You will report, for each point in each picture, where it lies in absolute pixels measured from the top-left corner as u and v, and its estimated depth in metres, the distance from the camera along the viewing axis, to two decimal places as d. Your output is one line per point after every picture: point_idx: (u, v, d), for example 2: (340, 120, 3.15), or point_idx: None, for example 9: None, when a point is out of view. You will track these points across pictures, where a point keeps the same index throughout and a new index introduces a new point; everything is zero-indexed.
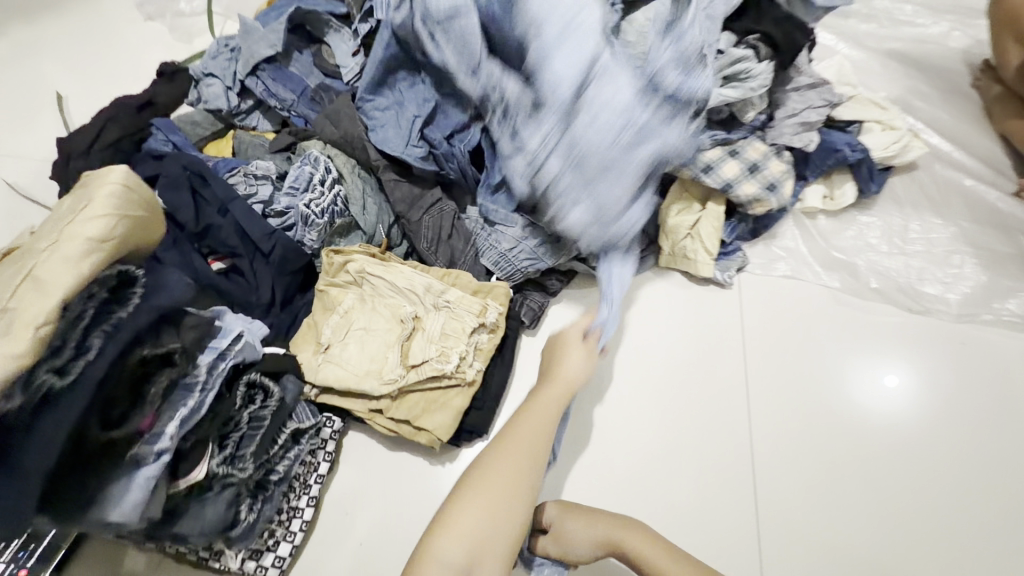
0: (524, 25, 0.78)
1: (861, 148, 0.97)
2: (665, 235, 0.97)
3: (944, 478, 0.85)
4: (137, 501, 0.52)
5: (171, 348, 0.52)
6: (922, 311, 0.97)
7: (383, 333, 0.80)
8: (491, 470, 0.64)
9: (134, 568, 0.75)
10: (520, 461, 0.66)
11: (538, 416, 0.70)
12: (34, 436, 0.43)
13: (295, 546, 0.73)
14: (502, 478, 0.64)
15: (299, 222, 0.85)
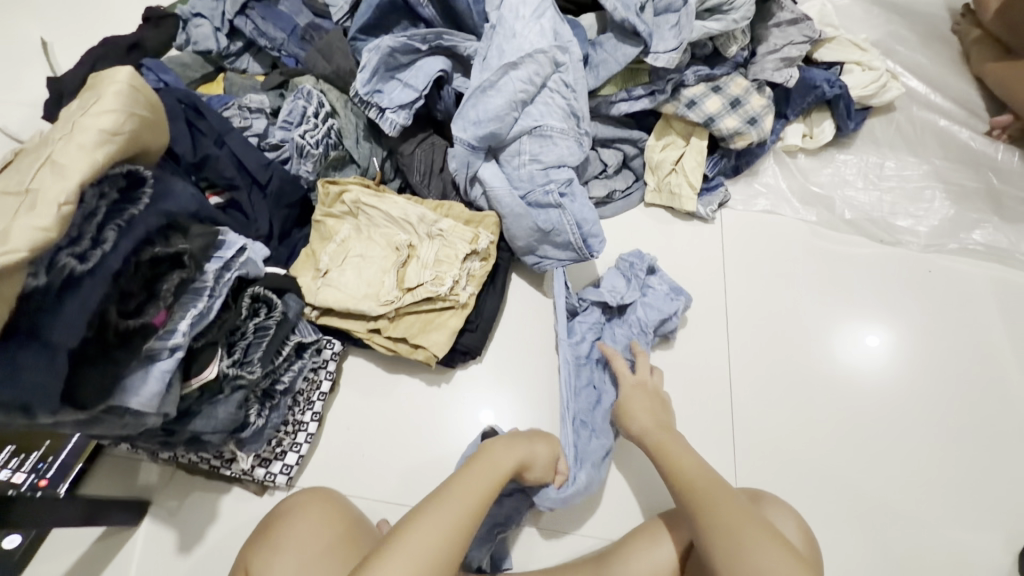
0: (495, 19, 0.87)
1: (839, 84, 1.00)
2: (651, 171, 1.02)
3: (910, 398, 0.90)
4: (154, 393, 0.55)
5: (178, 249, 0.55)
6: (892, 242, 1.02)
7: (379, 260, 0.84)
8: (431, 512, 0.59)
9: (150, 480, 0.79)
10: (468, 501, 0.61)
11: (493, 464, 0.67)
12: (60, 315, 0.46)
13: (301, 455, 0.78)
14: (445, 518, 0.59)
15: (294, 154, 0.87)
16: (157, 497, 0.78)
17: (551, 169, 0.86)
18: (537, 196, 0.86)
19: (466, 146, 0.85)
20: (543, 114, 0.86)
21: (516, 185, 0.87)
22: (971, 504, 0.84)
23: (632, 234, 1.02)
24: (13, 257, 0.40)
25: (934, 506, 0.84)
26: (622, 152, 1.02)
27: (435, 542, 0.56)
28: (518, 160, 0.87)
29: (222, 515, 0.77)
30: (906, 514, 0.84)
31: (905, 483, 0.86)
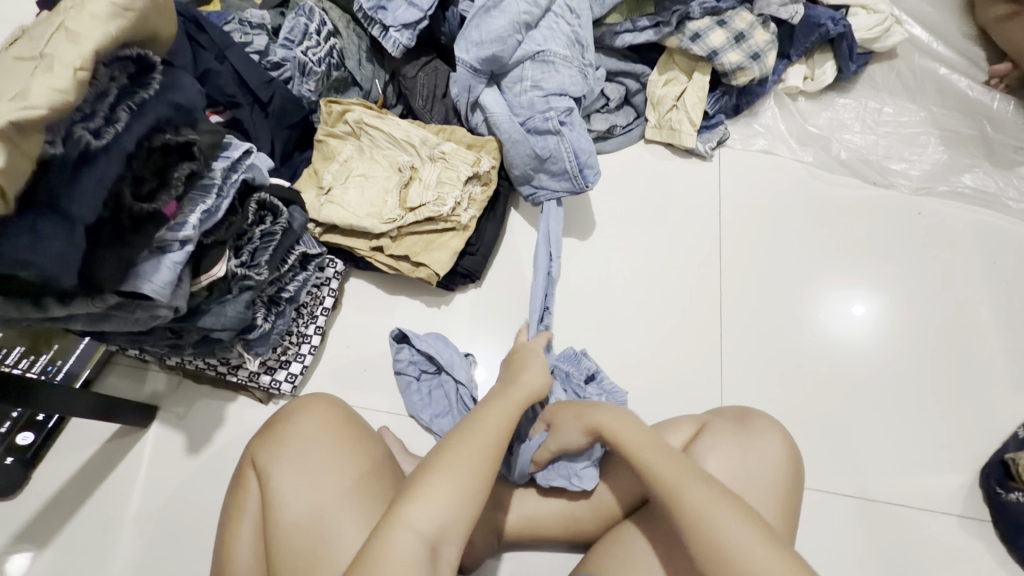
0: None
1: (844, 23, 0.99)
2: (652, 106, 1.03)
3: (893, 332, 0.94)
4: (166, 282, 0.57)
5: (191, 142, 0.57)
6: (884, 183, 1.04)
7: (381, 180, 0.85)
8: (450, 465, 0.51)
9: (157, 388, 0.82)
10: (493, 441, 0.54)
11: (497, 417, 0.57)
12: (77, 187, 0.47)
13: (305, 366, 0.82)
14: (490, 442, 0.54)
15: (296, 73, 0.86)
16: (164, 404, 0.81)
17: (551, 97, 0.86)
18: (536, 122, 0.86)
19: (469, 69, 0.85)
20: (546, 39, 0.86)
21: (516, 111, 0.87)
22: (948, 432, 0.87)
23: (630, 170, 1.04)
24: (34, 113, 0.42)
25: (910, 427, 0.87)
26: (625, 87, 1.03)
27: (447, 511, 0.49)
28: (520, 87, 0.87)
29: (228, 421, 0.80)
30: (884, 434, 0.87)
31: (886, 403, 0.89)
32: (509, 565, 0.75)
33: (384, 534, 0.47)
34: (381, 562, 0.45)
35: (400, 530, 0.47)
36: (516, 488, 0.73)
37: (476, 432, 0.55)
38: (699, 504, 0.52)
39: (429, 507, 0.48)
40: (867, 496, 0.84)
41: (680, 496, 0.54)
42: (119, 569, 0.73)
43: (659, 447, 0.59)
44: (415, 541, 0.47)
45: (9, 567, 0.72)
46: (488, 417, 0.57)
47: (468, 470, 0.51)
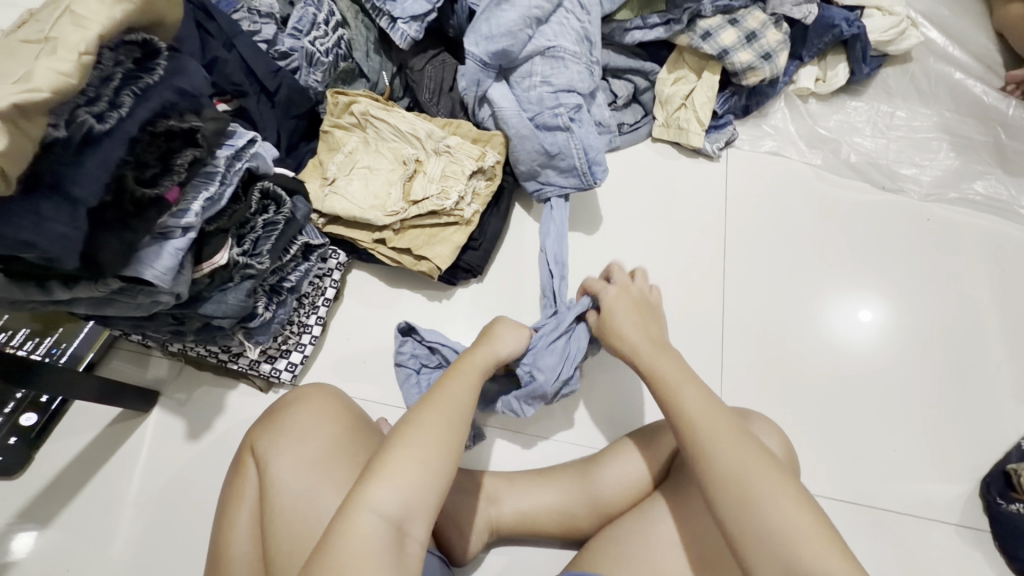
0: None
1: (858, 24, 0.97)
2: (660, 105, 1.02)
3: (898, 340, 0.93)
4: (168, 269, 0.57)
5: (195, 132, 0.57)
6: (894, 188, 1.03)
7: (386, 173, 0.85)
8: (411, 437, 0.51)
9: (159, 373, 0.83)
10: (455, 413, 0.55)
11: (456, 387, 0.58)
12: (81, 170, 0.48)
13: (305, 356, 0.82)
14: (451, 423, 0.54)
15: (303, 64, 0.85)
16: (165, 390, 0.82)
17: (561, 93, 0.85)
18: (545, 118, 0.85)
19: (478, 62, 0.84)
20: (557, 34, 0.85)
21: (524, 107, 0.86)
22: (949, 441, 0.86)
23: (636, 169, 1.03)
24: (36, 96, 0.41)
25: (911, 434, 0.87)
26: (633, 85, 1.02)
27: (413, 487, 0.49)
28: (529, 82, 0.86)
29: (229, 408, 0.81)
30: (884, 440, 0.86)
31: (887, 410, 0.88)
32: (502, 558, 0.76)
33: (345, 519, 0.46)
34: (342, 545, 0.45)
35: (360, 513, 0.46)
36: (510, 482, 0.74)
37: (438, 403, 0.55)
38: (738, 460, 0.50)
39: (391, 487, 0.48)
40: (865, 502, 0.83)
41: (714, 448, 0.51)
42: (117, 551, 0.74)
43: (707, 397, 0.56)
44: (377, 522, 0.46)
45: (9, 546, 0.73)
46: (450, 389, 0.58)
47: (430, 445, 0.51)
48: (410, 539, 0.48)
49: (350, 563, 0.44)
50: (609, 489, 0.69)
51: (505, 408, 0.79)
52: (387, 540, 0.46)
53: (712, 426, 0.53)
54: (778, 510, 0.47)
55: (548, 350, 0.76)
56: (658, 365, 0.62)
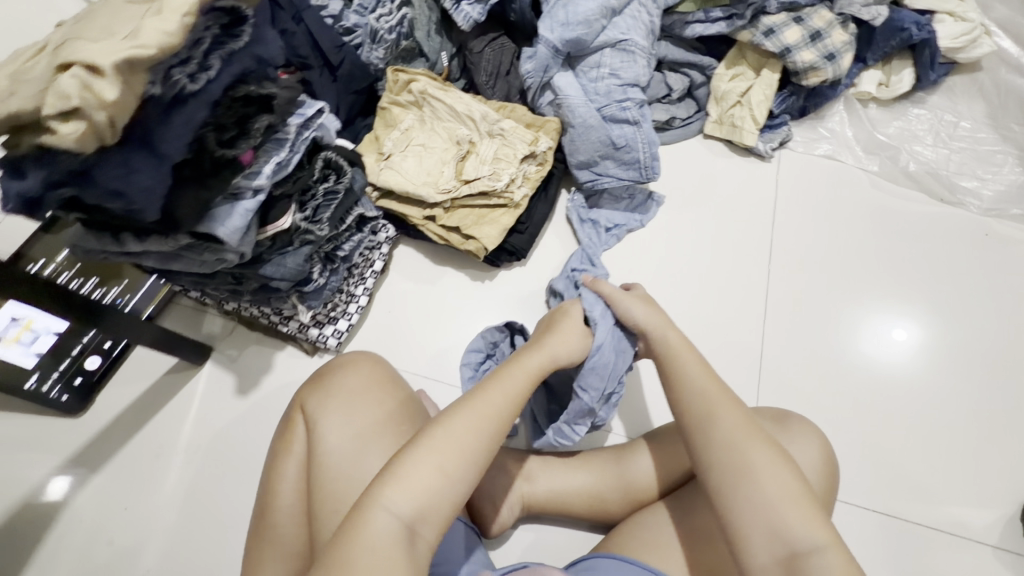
0: None
1: (929, 29, 0.94)
2: (715, 101, 1.02)
3: (945, 358, 0.90)
4: (236, 228, 0.60)
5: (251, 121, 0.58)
6: (953, 202, 1.00)
7: (440, 151, 0.86)
8: (436, 440, 0.50)
9: (213, 329, 0.87)
10: (490, 419, 0.53)
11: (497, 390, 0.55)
12: (169, 127, 0.50)
13: (351, 324, 0.85)
14: (479, 430, 0.51)
15: (367, 40, 0.87)
16: (218, 346, 0.86)
17: (628, 87, 0.85)
18: (613, 111, 0.85)
19: (550, 48, 0.84)
20: (629, 28, 0.85)
21: (591, 97, 0.86)
22: (992, 464, 0.84)
23: (685, 165, 1.03)
24: (145, 52, 0.43)
25: (951, 454, 0.85)
26: (689, 79, 1.01)
27: (431, 491, 0.48)
28: (596, 73, 0.86)
29: (276, 368, 0.84)
30: (922, 457, 0.85)
31: (928, 426, 0.86)
32: (530, 535, 0.77)
33: (361, 516, 0.46)
34: (354, 545, 0.44)
35: (375, 512, 0.46)
36: (543, 463, 0.75)
37: (474, 407, 0.53)
38: (738, 446, 0.49)
39: (406, 489, 0.47)
40: (895, 513, 0.82)
41: (710, 428, 0.51)
42: (166, 494, 0.78)
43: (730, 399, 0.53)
44: (390, 522, 0.46)
45: (57, 485, 0.78)
46: (491, 393, 0.55)
47: (454, 451, 0.50)
48: (423, 541, 0.47)
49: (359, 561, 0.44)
50: (636, 479, 0.70)
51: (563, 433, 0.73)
52: (399, 542, 0.45)
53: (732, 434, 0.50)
54: (772, 488, 0.47)
55: (596, 352, 0.66)
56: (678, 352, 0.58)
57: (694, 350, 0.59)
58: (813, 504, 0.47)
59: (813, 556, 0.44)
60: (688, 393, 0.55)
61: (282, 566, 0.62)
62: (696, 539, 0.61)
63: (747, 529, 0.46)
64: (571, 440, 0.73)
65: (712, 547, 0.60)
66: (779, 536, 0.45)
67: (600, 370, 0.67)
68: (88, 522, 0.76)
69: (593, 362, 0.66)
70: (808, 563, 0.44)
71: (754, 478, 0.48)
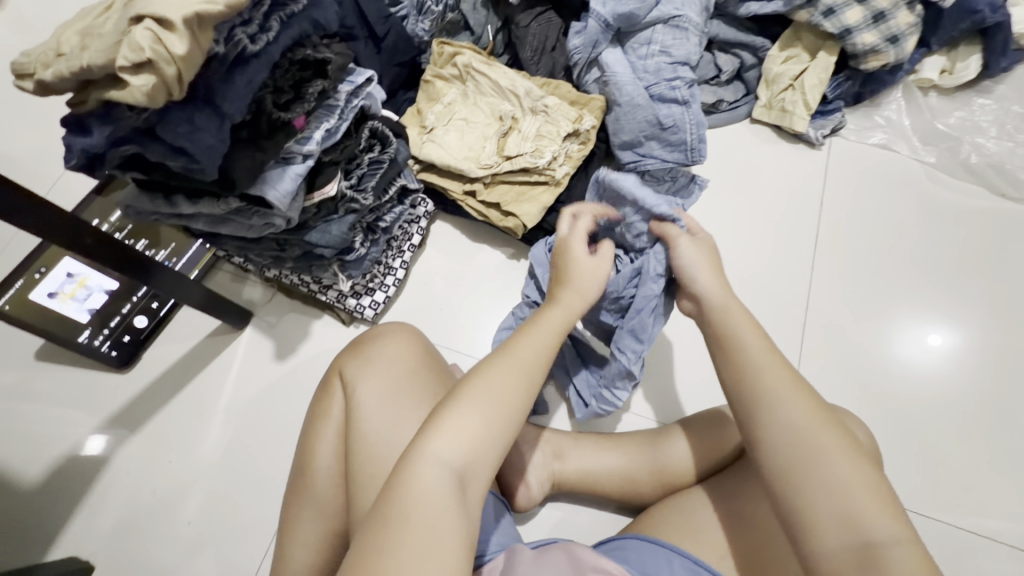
0: None
1: (1004, 11, 0.88)
2: (766, 84, 0.98)
3: (1000, 361, 0.86)
4: (287, 192, 0.61)
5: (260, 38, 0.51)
6: (1016, 199, 0.95)
7: (482, 126, 0.86)
8: (476, 393, 0.49)
9: (253, 296, 0.89)
10: (528, 372, 0.53)
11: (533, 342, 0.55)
12: (232, 87, 0.51)
13: (388, 297, 0.85)
14: (517, 381, 0.51)
15: (412, 12, 0.87)
16: (258, 312, 0.88)
17: (678, 65, 0.83)
18: (661, 89, 0.83)
19: (600, 23, 0.82)
20: (684, 4, 0.83)
21: (640, 75, 0.84)
22: None
23: (729, 150, 1.00)
24: (212, 8, 0.43)
25: (1001, 460, 0.81)
26: (739, 60, 0.98)
27: (477, 442, 0.47)
28: (646, 50, 0.84)
29: (313, 336, 0.86)
30: (969, 461, 0.81)
31: (976, 429, 0.82)
32: (557, 514, 0.77)
33: (411, 465, 0.45)
34: (405, 494, 0.43)
35: (425, 462, 0.45)
36: (575, 441, 0.75)
37: (510, 356, 0.53)
38: (806, 435, 0.48)
39: (454, 440, 0.46)
40: (940, 518, 0.78)
41: (777, 412, 0.49)
42: (205, 451, 0.81)
43: (796, 383, 0.51)
44: (441, 472, 0.45)
45: (93, 443, 0.81)
46: (522, 344, 0.55)
47: (497, 404, 0.49)
48: (472, 490, 0.46)
49: (412, 509, 0.43)
50: (673, 463, 0.70)
51: (602, 398, 0.78)
52: (449, 490, 0.44)
53: (801, 421, 0.48)
54: (846, 477, 0.45)
55: (635, 314, 0.70)
56: (735, 327, 0.55)
57: (758, 325, 0.56)
58: (885, 494, 0.45)
59: (890, 548, 0.42)
60: (750, 377, 0.52)
61: (319, 523, 0.65)
62: (746, 528, 0.59)
63: (817, 515, 0.45)
64: (614, 405, 0.78)
65: (765, 538, 0.58)
66: (853, 525, 0.44)
67: (636, 332, 0.71)
68: (128, 475, 0.79)
69: (632, 325, 0.71)
70: (886, 556, 0.42)
71: (827, 462, 0.46)
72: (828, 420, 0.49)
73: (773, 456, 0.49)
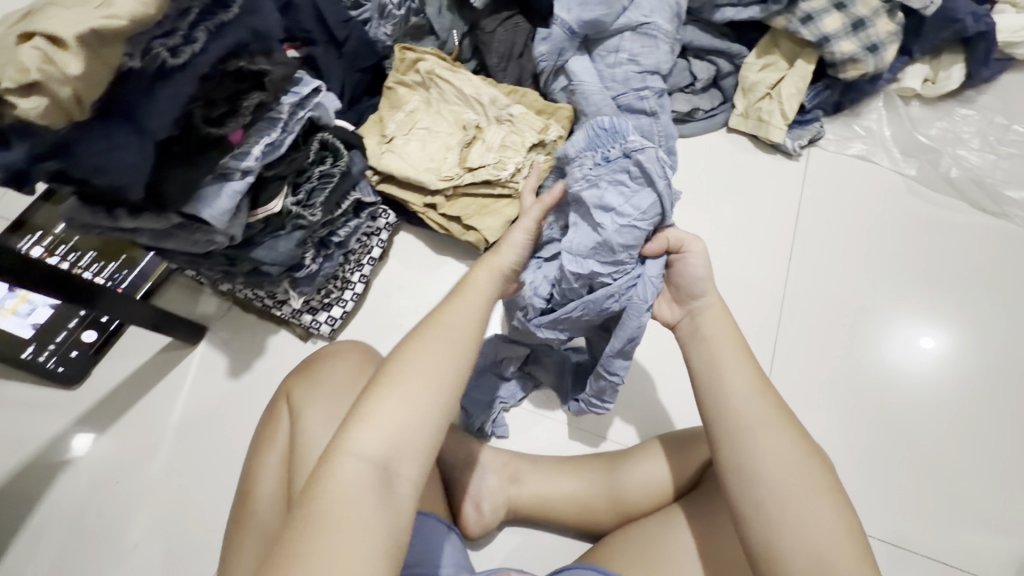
0: None
1: (987, 20, 0.85)
2: (743, 93, 0.95)
3: (977, 382, 0.83)
4: (224, 210, 0.58)
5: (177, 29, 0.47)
6: (998, 214, 0.92)
7: (444, 136, 0.83)
8: (402, 376, 0.43)
9: (207, 310, 0.86)
10: (458, 344, 0.46)
11: (465, 313, 0.48)
12: (153, 102, 0.48)
13: (346, 311, 0.83)
14: (447, 358, 0.45)
15: (374, 16, 0.84)
16: (212, 326, 0.85)
17: (648, 75, 0.80)
18: (629, 100, 0.79)
19: (565, 30, 0.79)
20: (653, 10, 0.80)
21: (607, 84, 0.81)
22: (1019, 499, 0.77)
23: (704, 161, 0.98)
24: (116, 23, 0.40)
25: (974, 484, 0.78)
26: (715, 67, 0.95)
27: (404, 429, 0.42)
28: (614, 58, 0.80)
29: (269, 351, 0.84)
30: (943, 485, 0.79)
31: (953, 453, 0.80)
32: (517, 538, 0.75)
33: (330, 459, 0.40)
34: (323, 496, 0.39)
35: (344, 456, 0.40)
36: (534, 466, 0.72)
37: (441, 330, 0.46)
38: (784, 472, 0.45)
39: (375, 429, 0.41)
40: (910, 544, 0.76)
41: (758, 442, 0.47)
42: (156, 469, 0.78)
43: (780, 412, 0.48)
44: (360, 466, 0.40)
45: (81, 440, 0.80)
46: (453, 313, 0.48)
47: (426, 383, 0.43)
48: (401, 482, 0.41)
49: (326, 512, 0.38)
50: (632, 489, 0.68)
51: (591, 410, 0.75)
52: (373, 489, 0.39)
53: (785, 454, 0.46)
54: (820, 522, 0.43)
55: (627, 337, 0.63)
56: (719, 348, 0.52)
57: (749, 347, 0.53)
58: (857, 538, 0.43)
59: None
60: (731, 403, 0.49)
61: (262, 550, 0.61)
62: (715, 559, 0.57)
63: (787, 550, 0.43)
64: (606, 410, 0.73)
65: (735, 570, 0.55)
66: (823, 569, 0.42)
67: (626, 352, 0.65)
68: (80, 493, 0.77)
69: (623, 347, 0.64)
70: None
71: (805, 503, 0.44)
72: (810, 455, 0.46)
73: (747, 488, 0.46)
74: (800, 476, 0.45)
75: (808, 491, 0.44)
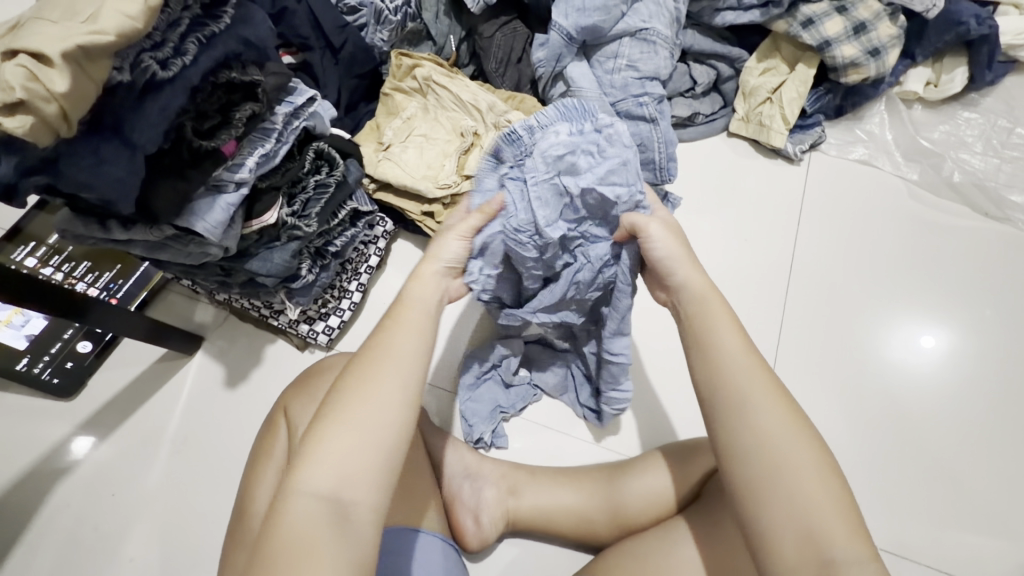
0: None
1: (989, 24, 0.84)
2: (743, 97, 0.95)
3: (979, 388, 0.83)
4: (220, 222, 0.57)
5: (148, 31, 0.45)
6: (1000, 218, 0.91)
7: (442, 143, 0.82)
8: (346, 409, 0.43)
9: (204, 319, 0.86)
10: (400, 368, 0.45)
11: (405, 335, 0.48)
12: (141, 116, 0.47)
13: (343, 321, 0.82)
14: (388, 385, 0.44)
15: (371, 21, 0.82)
16: (209, 335, 0.85)
17: (647, 81, 0.79)
18: (628, 106, 0.79)
19: (563, 36, 0.78)
20: (652, 15, 0.79)
21: (606, 90, 0.80)
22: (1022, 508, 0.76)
23: (705, 166, 0.97)
24: (103, 38, 0.39)
25: (977, 493, 0.77)
26: (716, 71, 0.94)
27: (353, 463, 0.42)
28: (613, 64, 0.80)
29: (266, 360, 0.83)
30: (945, 493, 0.78)
31: (956, 462, 0.79)
32: (516, 549, 0.74)
33: (282, 501, 0.41)
34: (277, 536, 0.39)
35: (293, 498, 0.40)
36: (532, 477, 0.72)
37: (379, 357, 0.46)
38: (776, 443, 0.44)
39: (322, 465, 0.41)
40: (913, 554, 0.75)
41: (753, 406, 0.45)
42: (154, 479, 0.78)
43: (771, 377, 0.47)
44: (311, 504, 0.40)
45: (79, 444, 0.79)
46: (393, 338, 0.47)
47: (369, 413, 0.43)
48: (357, 513, 0.41)
49: (280, 555, 0.38)
50: (633, 501, 0.67)
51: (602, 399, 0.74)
52: (326, 522, 0.40)
53: (778, 423, 0.45)
54: (809, 499, 0.42)
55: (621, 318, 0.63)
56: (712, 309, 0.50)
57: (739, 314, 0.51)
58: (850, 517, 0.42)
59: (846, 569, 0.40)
60: (724, 367, 0.48)
61: None
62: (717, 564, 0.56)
63: (779, 530, 0.42)
64: (616, 403, 0.74)
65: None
66: (812, 542, 0.41)
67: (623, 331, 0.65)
68: (79, 502, 0.76)
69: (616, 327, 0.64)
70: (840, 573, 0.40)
71: (793, 476, 0.43)
72: (801, 425, 0.45)
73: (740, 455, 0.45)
74: (788, 450, 0.44)
75: (800, 460, 0.43)
